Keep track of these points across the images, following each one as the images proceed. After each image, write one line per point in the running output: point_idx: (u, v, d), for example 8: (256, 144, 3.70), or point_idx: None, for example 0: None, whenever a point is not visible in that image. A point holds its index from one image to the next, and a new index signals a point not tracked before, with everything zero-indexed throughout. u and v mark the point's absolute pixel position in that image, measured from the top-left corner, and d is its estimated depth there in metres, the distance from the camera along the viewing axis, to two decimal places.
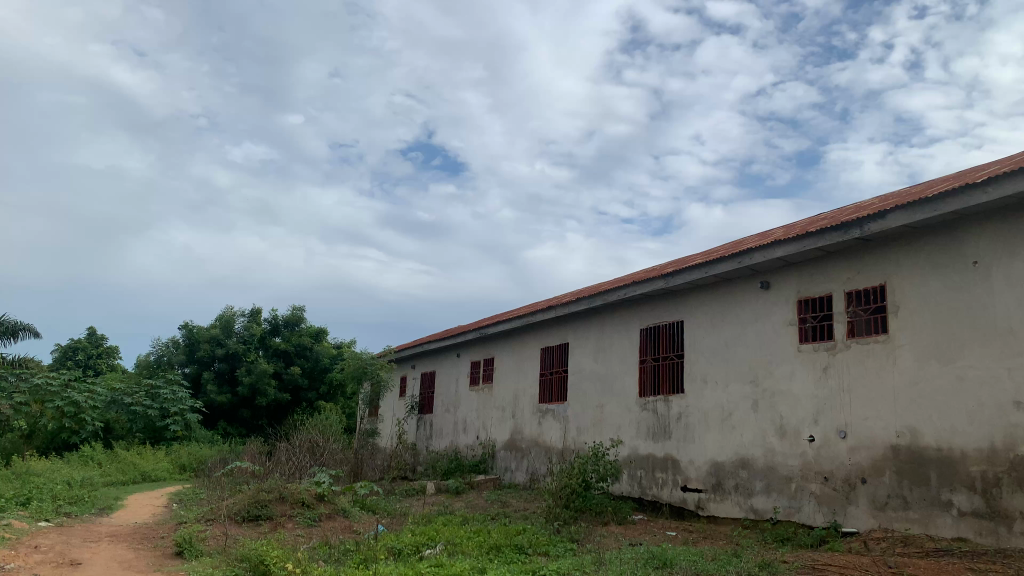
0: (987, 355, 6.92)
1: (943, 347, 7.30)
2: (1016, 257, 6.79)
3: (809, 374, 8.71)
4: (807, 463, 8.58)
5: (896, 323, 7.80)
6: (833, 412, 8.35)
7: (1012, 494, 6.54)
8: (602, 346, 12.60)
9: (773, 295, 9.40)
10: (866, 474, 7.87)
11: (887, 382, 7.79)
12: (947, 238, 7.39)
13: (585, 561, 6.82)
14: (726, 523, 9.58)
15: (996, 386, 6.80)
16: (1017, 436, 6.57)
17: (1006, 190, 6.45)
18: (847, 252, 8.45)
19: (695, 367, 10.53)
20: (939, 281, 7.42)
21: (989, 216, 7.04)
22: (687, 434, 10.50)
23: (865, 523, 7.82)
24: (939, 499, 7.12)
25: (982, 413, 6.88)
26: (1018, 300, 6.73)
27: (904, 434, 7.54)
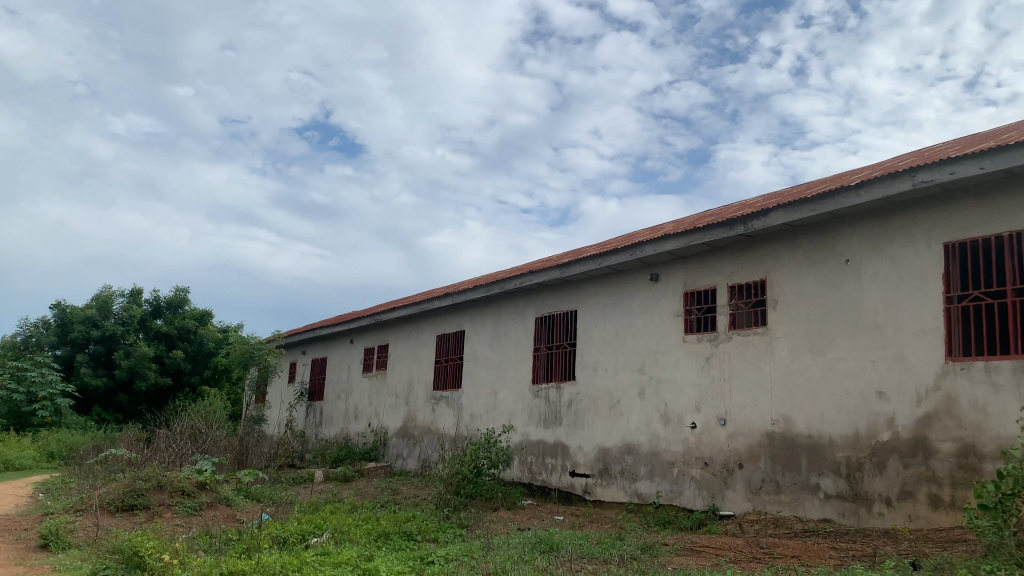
0: (855, 348, 7.37)
1: (816, 340, 7.74)
2: (883, 257, 7.26)
3: (694, 364, 9.04)
4: (689, 449, 8.93)
5: (774, 316, 8.20)
6: (714, 400, 8.72)
7: (873, 478, 7.01)
8: (497, 334, 12.69)
9: (661, 287, 9.70)
10: (743, 459, 8.26)
11: (765, 372, 8.19)
12: (823, 237, 7.82)
13: (473, 547, 6.85)
14: (613, 507, 9.86)
15: (862, 377, 7.26)
16: (879, 424, 7.04)
17: (877, 193, 6.87)
18: (731, 248, 8.81)
19: (586, 355, 10.75)
20: (814, 277, 7.85)
21: (861, 218, 7.48)
22: (577, 421, 10.72)
23: (741, 507, 8.20)
24: (808, 483, 7.56)
25: (849, 402, 7.33)
26: (883, 297, 7.19)
27: (779, 422, 7.95)
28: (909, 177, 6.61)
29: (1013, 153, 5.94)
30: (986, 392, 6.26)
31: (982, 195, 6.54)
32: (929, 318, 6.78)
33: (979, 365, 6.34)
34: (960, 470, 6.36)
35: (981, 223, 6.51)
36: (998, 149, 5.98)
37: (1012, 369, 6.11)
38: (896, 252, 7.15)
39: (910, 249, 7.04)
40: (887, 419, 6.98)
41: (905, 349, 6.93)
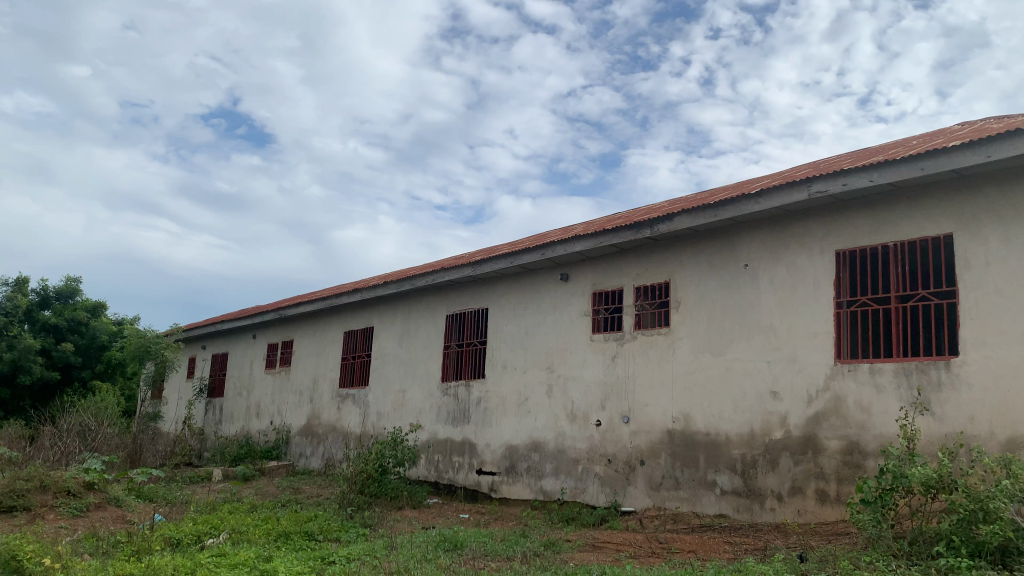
0: (751, 349, 7.66)
1: (716, 341, 8.00)
2: (779, 263, 7.56)
3: (600, 362, 9.21)
4: (593, 446, 9.08)
5: (677, 317, 8.43)
6: (618, 399, 8.89)
7: (766, 474, 7.30)
8: (406, 331, 12.58)
9: (571, 286, 9.82)
10: (645, 456, 8.46)
11: (668, 371, 8.41)
12: (724, 242, 8.09)
13: (376, 546, 6.78)
14: (518, 505, 9.93)
15: (757, 377, 7.55)
16: (772, 422, 7.34)
17: (775, 201, 7.16)
18: (637, 250, 9.02)
19: (496, 353, 10.79)
20: (715, 281, 8.11)
21: (760, 225, 7.78)
22: (484, 418, 10.74)
23: (641, 503, 8.40)
24: (705, 479, 7.81)
25: (745, 401, 7.61)
26: (779, 301, 7.50)
27: (679, 420, 8.18)
28: (805, 187, 6.92)
29: (899, 167, 6.29)
30: (870, 393, 6.61)
31: (871, 206, 6.91)
32: (820, 321, 7.12)
33: (864, 366, 6.69)
34: (846, 466, 6.70)
35: (869, 233, 6.88)
36: (886, 164, 6.33)
37: (894, 371, 6.48)
38: (792, 258, 7.46)
39: (804, 255, 7.36)
40: (780, 417, 7.28)
41: (798, 351, 7.25)
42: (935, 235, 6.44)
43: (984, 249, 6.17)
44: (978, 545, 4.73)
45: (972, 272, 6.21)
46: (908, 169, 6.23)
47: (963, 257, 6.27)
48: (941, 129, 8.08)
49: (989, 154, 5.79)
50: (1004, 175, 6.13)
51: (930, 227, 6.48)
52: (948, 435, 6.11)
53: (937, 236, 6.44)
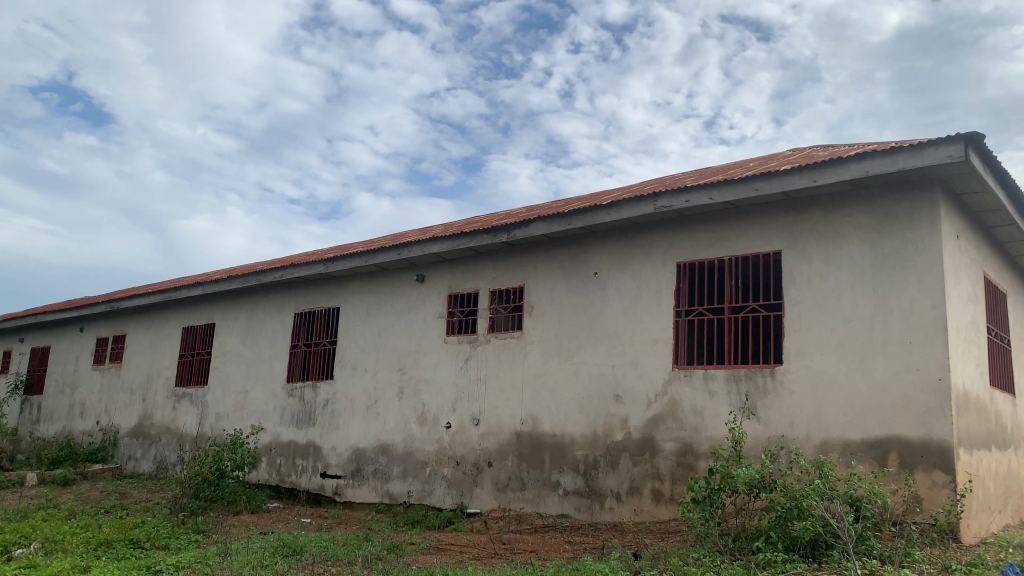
0: (598, 354, 7.91)
1: (565, 345, 8.21)
2: (626, 271, 7.87)
3: (452, 365, 9.22)
4: (441, 448, 9.07)
5: (529, 322, 8.58)
6: (469, 401, 8.94)
7: (606, 475, 7.57)
8: (252, 329, 12.07)
9: (426, 288, 9.77)
10: (492, 458, 8.55)
11: (518, 374, 8.54)
12: (576, 250, 8.32)
13: (209, 553, 6.43)
14: (363, 508, 9.75)
15: (602, 381, 7.81)
16: (614, 424, 7.61)
17: (624, 213, 7.44)
18: (493, 255, 9.10)
19: (346, 353, 10.56)
20: (566, 287, 8.33)
21: (610, 235, 8.06)
22: (331, 420, 10.48)
23: (487, 504, 8.47)
24: (550, 480, 7.99)
25: (590, 404, 7.86)
26: (625, 308, 7.80)
27: (527, 422, 8.33)
28: (652, 201, 7.24)
29: (736, 187, 6.71)
30: (704, 397, 7.00)
31: (711, 222, 7.32)
32: (662, 328, 7.46)
33: (699, 372, 7.08)
34: (680, 467, 7.05)
35: (708, 246, 7.29)
36: (725, 183, 6.73)
37: (725, 377, 6.90)
38: (638, 268, 7.78)
39: (649, 265, 7.70)
40: (621, 420, 7.57)
41: (640, 357, 7.56)
42: (766, 252, 6.92)
43: (807, 267, 6.69)
44: (792, 539, 5.11)
45: (796, 287, 6.72)
46: (744, 188, 6.65)
47: (789, 273, 6.77)
48: (774, 155, 8.70)
49: (814, 179, 6.28)
50: (827, 199, 6.68)
51: (762, 244, 6.96)
52: (771, 438, 6.57)
53: (767, 252, 6.92)
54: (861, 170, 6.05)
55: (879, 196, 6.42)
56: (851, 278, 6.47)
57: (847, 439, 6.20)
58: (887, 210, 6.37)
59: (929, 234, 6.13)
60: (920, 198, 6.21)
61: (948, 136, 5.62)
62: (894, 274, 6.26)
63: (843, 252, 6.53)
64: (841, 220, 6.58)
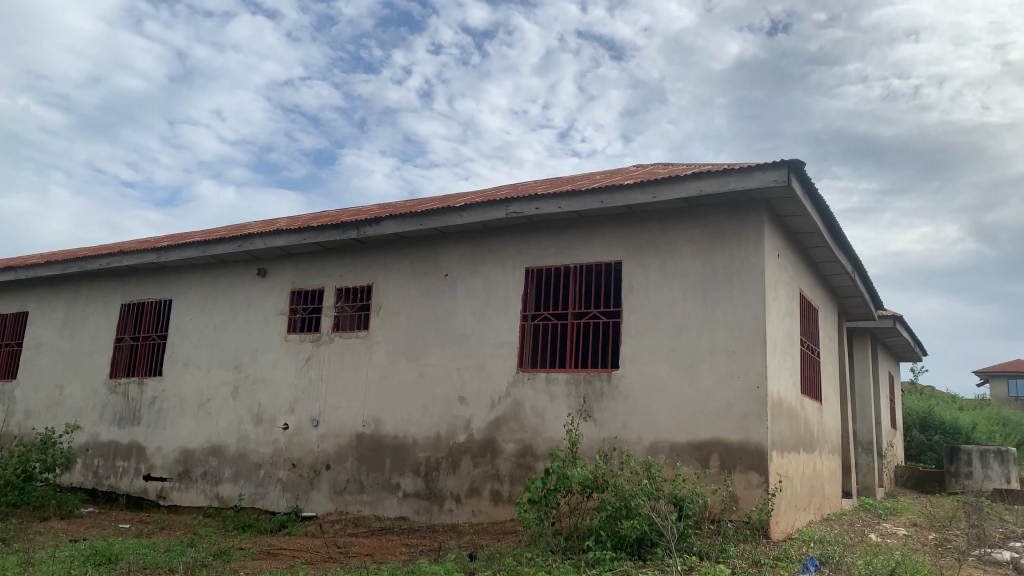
0: (444, 356, 7.92)
1: (411, 347, 8.15)
2: (476, 275, 7.92)
3: (292, 364, 8.92)
4: (277, 450, 8.75)
5: (375, 322, 8.47)
6: (309, 401, 8.68)
7: (446, 477, 7.58)
8: (72, 320, 11.14)
9: (268, 282, 9.40)
10: (331, 460, 8.34)
11: (361, 374, 8.39)
12: (427, 251, 8.29)
13: (7, 563, 5.85)
14: (188, 513, 9.22)
15: (447, 383, 7.82)
16: (457, 427, 7.64)
17: (476, 217, 7.49)
18: (341, 251, 8.90)
19: (177, 349, 9.97)
20: (415, 288, 8.28)
21: (460, 238, 8.10)
22: (158, 419, 9.85)
23: (323, 507, 8.26)
24: (389, 483, 7.90)
25: (434, 406, 7.84)
26: (473, 311, 7.85)
27: (369, 423, 8.19)
28: (503, 206, 7.34)
29: (583, 198, 6.92)
30: (545, 400, 7.17)
31: (558, 230, 7.51)
32: (508, 332, 7.58)
33: (541, 376, 7.24)
34: (518, 468, 7.18)
35: (555, 254, 7.47)
36: (572, 193, 6.93)
37: (566, 381, 7.10)
38: (488, 272, 7.86)
39: (499, 270, 7.79)
40: (464, 422, 7.61)
41: (486, 360, 7.63)
42: (607, 261, 7.19)
43: (644, 277, 7.02)
44: (620, 538, 5.32)
45: (634, 296, 7.02)
46: (590, 200, 6.88)
47: (627, 283, 7.07)
48: (620, 170, 9.08)
49: (654, 195, 6.61)
50: (665, 214, 7.03)
51: (604, 253, 7.22)
52: (604, 440, 6.82)
53: (609, 262, 7.19)
54: (696, 189, 6.42)
55: (712, 214, 6.83)
56: (683, 289, 6.84)
57: (674, 441, 6.54)
58: (718, 228, 6.79)
59: (754, 252, 6.59)
60: (747, 217, 6.67)
61: (773, 162, 6.08)
62: (722, 287, 6.69)
63: (677, 265, 6.90)
64: (676, 234, 6.95)
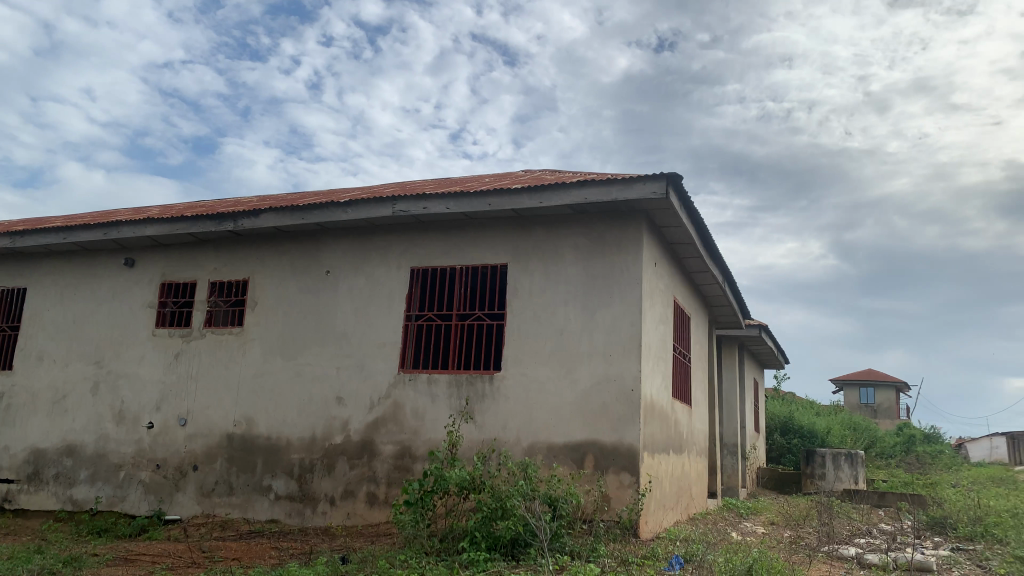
0: (322, 355, 7.74)
1: (288, 345, 7.92)
2: (359, 273, 7.79)
3: (159, 360, 8.48)
4: (140, 450, 8.29)
5: (251, 318, 8.18)
6: (176, 399, 8.28)
7: (321, 478, 7.40)
8: None
9: (136, 273, 8.91)
10: (198, 461, 7.98)
11: (234, 372, 8.09)
12: (308, 247, 8.08)
13: None
14: (36, 518, 8.59)
15: (325, 383, 7.64)
16: (334, 427, 7.48)
17: (362, 214, 7.37)
18: (217, 244, 8.55)
19: (31, 341, 9.28)
20: (294, 284, 8.05)
21: (344, 234, 7.94)
22: (6, 417, 9.14)
23: (188, 510, 7.89)
24: (260, 485, 7.64)
25: (310, 406, 7.65)
26: (354, 310, 7.72)
27: (241, 423, 7.90)
28: (390, 204, 7.25)
29: (470, 200, 6.93)
30: (425, 401, 7.12)
31: (444, 231, 7.49)
32: (390, 332, 7.49)
33: (423, 377, 7.19)
34: (396, 469, 7.10)
35: (441, 255, 7.45)
36: (460, 195, 6.93)
37: (448, 382, 7.08)
38: (371, 270, 7.74)
39: (382, 268, 7.69)
40: (342, 423, 7.46)
41: (366, 360, 7.51)
42: (492, 263, 7.24)
43: (527, 280, 7.10)
44: (495, 539, 5.36)
45: (517, 299, 7.09)
46: (477, 202, 6.90)
47: (512, 286, 7.14)
48: (507, 174, 9.17)
49: (541, 200, 6.69)
50: (550, 219, 7.14)
51: (489, 256, 7.26)
52: (483, 441, 6.84)
53: (494, 264, 7.24)
54: (581, 198, 6.56)
55: (595, 221, 7.00)
56: (565, 292, 6.97)
57: (551, 442, 6.65)
58: (600, 235, 6.96)
59: (632, 260, 6.80)
60: (628, 226, 6.87)
61: (653, 174, 6.29)
62: (601, 293, 6.86)
63: (559, 269, 7.02)
64: (560, 239, 7.08)
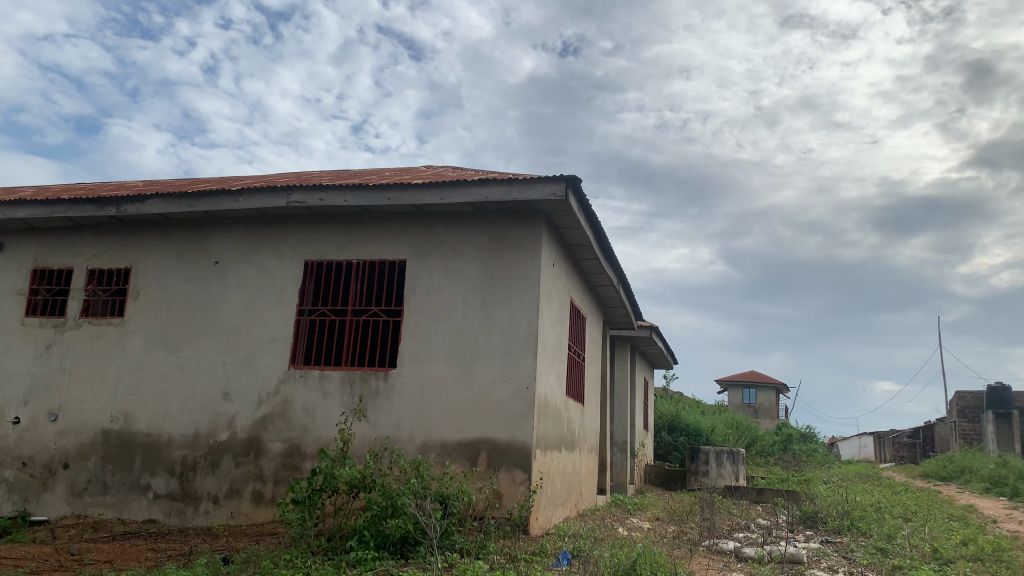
0: (208, 348, 7.45)
1: (172, 338, 7.58)
2: (250, 264, 7.54)
3: (29, 351, 7.95)
4: (4, 447, 7.75)
5: (132, 309, 7.79)
6: (47, 393, 7.79)
7: (204, 476, 7.12)
8: None
9: (4, 258, 8.33)
10: (70, 459, 7.54)
11: (112, 365, 7.68)
12: (196, 235, 7.76)
13: None
14: None
15: (210, 378, 7.36)
16: (219, 424, 7.21)
17: (254, 204, 7.13)
18: (96, 229, 8.09)
19: None
20: (180, 274, 7.72)
21: (235, 224, 7.67)
22: None
23: (57, 511, 7.43)
24: (138, 483, 7.28)
25: (194, 401, 7.35)
26: (244, 302, 7.47)
27: (118, 419, 7.51)
28: (284, 194, 7.05)
29: (369, 194, 6.82)
30: (316, 398, 6.97)
31: (341, 225, 7.35)
32: (281, 327, 7.28)
33: (315, 373, 7.03)
34: (284, 468, 6.91)
35: (337, 248, 7.31)
36: (358, 188, 6.81)
37: (340, 379, 6.95)
38: (262, 262, 7.51)
39: (274, 260, 7.48)
40: (228, 419, 7.20)
41: (255, 355, 7.28)
42: (390, 258, 7.16)
43: (426, 277, 7.06)
44: (384, 537, 5.31)
45: (415, 295, 7.04)
46: (376, 196, 6.80)
47: (409, 282, 7.07)
48: (407, 169, 9.09)
49: (441, 197, 6.66)
50: (450, 216, 7.12)
51: (387, 251, 7.18)
52: (376, 439, 6.75)
53: (392, 260, 7.16)
54: (482, 196, 6.57)
55: (495, 220, 7.02)
56: (463, 290, 6.97)
57: (444, 440, 6.63)
58: (500, 234, 6.99)
59: (531, 260, 6.87)
60: (527, 225, 6.93)
61: (553, 175, 6.37)
62: (500, 292, 6.89)
63: (458, 266, 7.02)
64: (460, 236, 7.07)
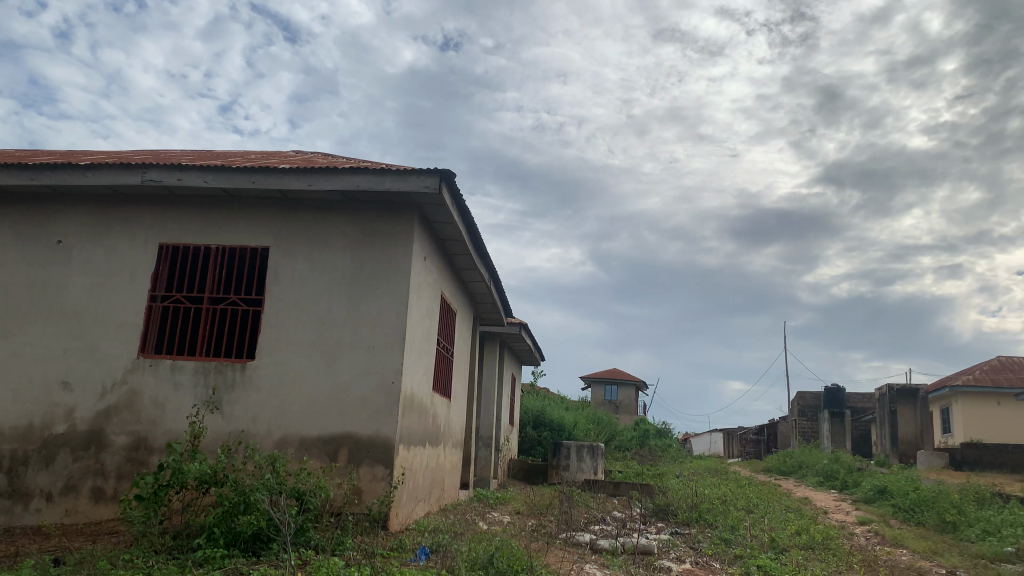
0: (47, 334, 6.91)
1: (5, 321, 6.98)
2: (97, 245, 7.05)
3: None
4: None
5: None
6: None
7: (37, 472, 6.60)
8: None
9: None
10: None
11: None
12: (37, 212, 7.17)
13: None
14: None
15: (47, 366, 6.83)
16: (55, 416, 6.70)
17: (105, 180, 6.67)
18: None
19: None
20: (16, 253, 7.11)
21: (83, 201, 7.15)
22: None
23: None
24: None
25: (28, 390, 6.79)
26: (89, 285, 6.97)
27: None
28: (138, 172, 6.63)
29: (233, 176, 6.53)
30: (167, 389, 6.60)
31: (201, 208, 7.01)
32: (131, 313, 6.86)
33: (167, 362, 6.67)
34: (128, 462, 6.51)
35: (195, 233, 6.96)
36: (221, 169, 6.50)
37: (194, 369, 6.62)
38: (112, 243, 7.04)
39: (125, 242, 7.02)
40: (66, 410, 6.70)
41: (100, 342, 6.82)
42: (253, 245, 6.89)
43: (290, 266, 6.84)
44: (235, 534, 5.10)
45: (278, 284, 6.80)
46: (240, 179, 6.52)
47: (272, 270, 6.83)
48: (275, 154, 8.79)
49: (309, 183, 6.47)
50: (318, 205, 6.93)
51: (250, 237, 6.90)
52: (230, 433, 6.47)
53: (255, 247, 6.89)
54: (353, 185, 6.43)
55: (365, 210, 6.89)
56: (329, 281, 6.80)
57: (303, 435, 6.45)
58: (370, 225, 6.86)
59: (402, 253, 6.79)
60: (399, 218, 6.84)
61: (427, 168, 6.31)
62: (367, 284, 6.77)
63: (326, 256, 6.84)
64: (329, 226, 6.89)
